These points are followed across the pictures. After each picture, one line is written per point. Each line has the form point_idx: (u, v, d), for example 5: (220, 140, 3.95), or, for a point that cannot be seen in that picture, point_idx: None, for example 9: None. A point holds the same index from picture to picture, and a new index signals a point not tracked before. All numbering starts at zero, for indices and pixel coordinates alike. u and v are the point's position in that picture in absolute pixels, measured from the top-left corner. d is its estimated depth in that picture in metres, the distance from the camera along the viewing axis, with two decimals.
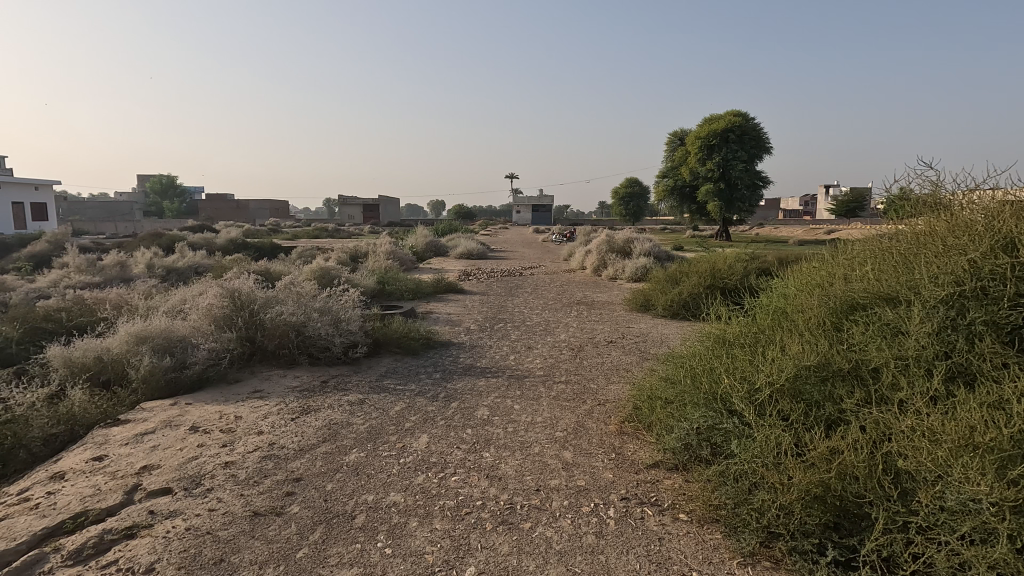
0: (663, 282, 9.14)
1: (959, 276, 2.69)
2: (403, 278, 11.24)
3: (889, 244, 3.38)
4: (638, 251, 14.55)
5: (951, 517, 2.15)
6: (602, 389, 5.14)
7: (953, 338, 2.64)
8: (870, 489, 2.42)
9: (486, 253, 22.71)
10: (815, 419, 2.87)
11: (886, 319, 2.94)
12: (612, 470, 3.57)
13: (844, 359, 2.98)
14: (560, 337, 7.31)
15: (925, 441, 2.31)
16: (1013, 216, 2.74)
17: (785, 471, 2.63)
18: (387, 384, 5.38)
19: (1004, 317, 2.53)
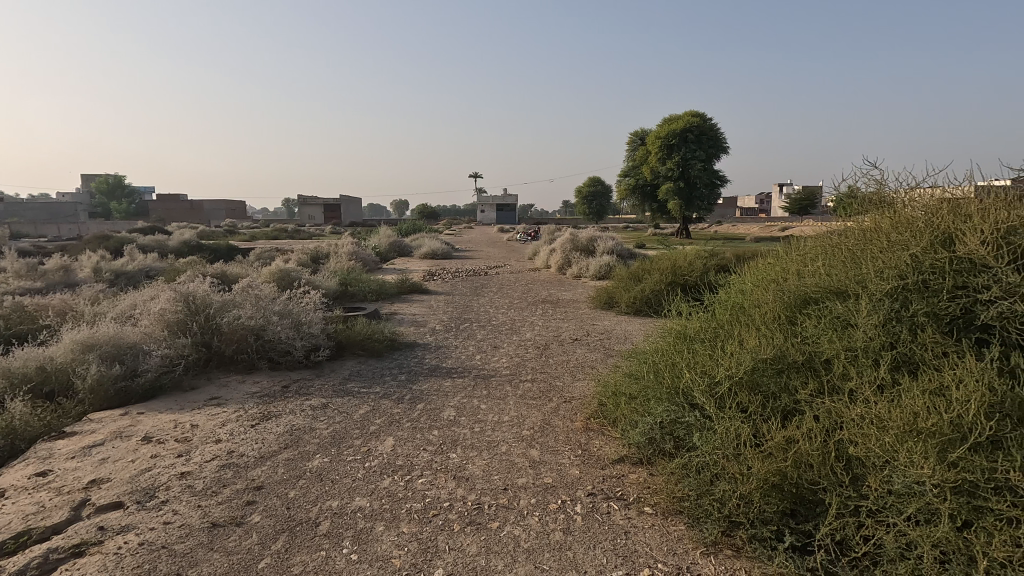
0: (627, 279, 9.30)
1: (902, 270, 2.83)
2: (366, 279, 11.08)
3: (838, 240, 3.52)
4: (602, 249, 14.74)
5: (898, 500, 2.26)
6: (567, 386, 5.19)
7: (897, 329, 2.77)
8: (824, 476, 2.53)
9: (451, 253, 22.61)
10: (772, 410, 2.97)
11: (836, 313, 3.07)
12: (578, 467, 3.60)
13: (798, 352, 3.09)
14: (526, 336, 7.33)
15: (874, 428, 2.42)
16: (950, 213, 2.90)
17: (744, 461, 2.72)
18: (351, 388, 5.29)
19: (944, 309, 2.66)
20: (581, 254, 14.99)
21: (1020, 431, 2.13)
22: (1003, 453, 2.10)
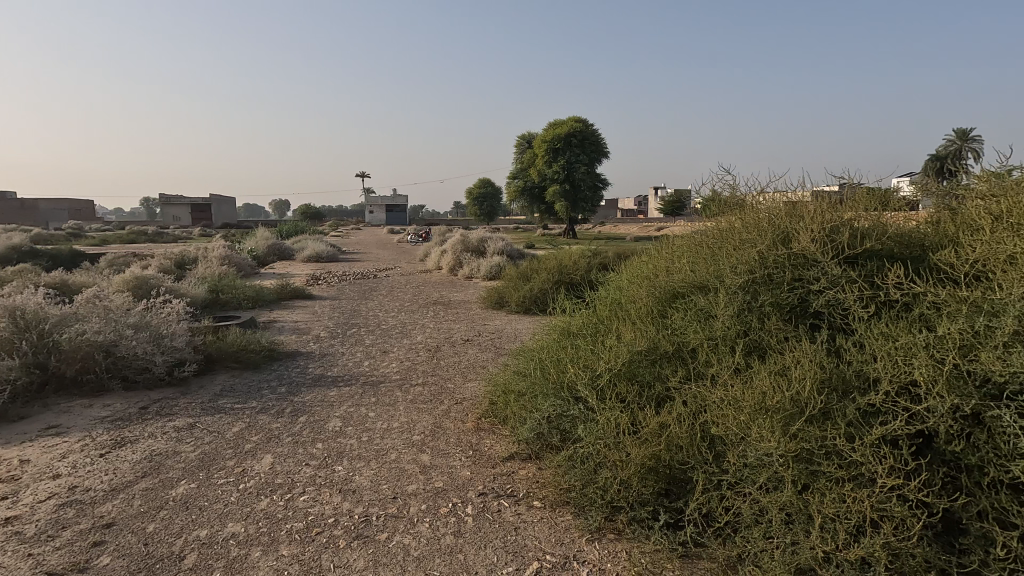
0: (516, 279, 9.50)
1: (751, 265, 3.16)
2: (241, 285, 10.24)
3: (700, 239, 3.86)
4: (492, 250, 14.94)
5: (752, 471, 2.53)
6: (459, 388, 5.17)
7: (749, 318, 3.10)
8: (692, 456, 2.76)
9: (336, 256, 21.63)
10: (647, 398, 3.19)
11: (699, 305, 3.36)
12: (469, 467, 3.60)
13: (668, 343, 3.34)
14: (417, 339, 7.21)
15: (731, 408, 2.68)
16: (787, 215, 3.29)
17: (623, 448, 2.89)
18: (222, 404, 4.85)
19: (786, 299, 3.01)
20: (472, 254, 15.07)
21: (843, 402, 2.47)
22: (831, 422, 2.42)
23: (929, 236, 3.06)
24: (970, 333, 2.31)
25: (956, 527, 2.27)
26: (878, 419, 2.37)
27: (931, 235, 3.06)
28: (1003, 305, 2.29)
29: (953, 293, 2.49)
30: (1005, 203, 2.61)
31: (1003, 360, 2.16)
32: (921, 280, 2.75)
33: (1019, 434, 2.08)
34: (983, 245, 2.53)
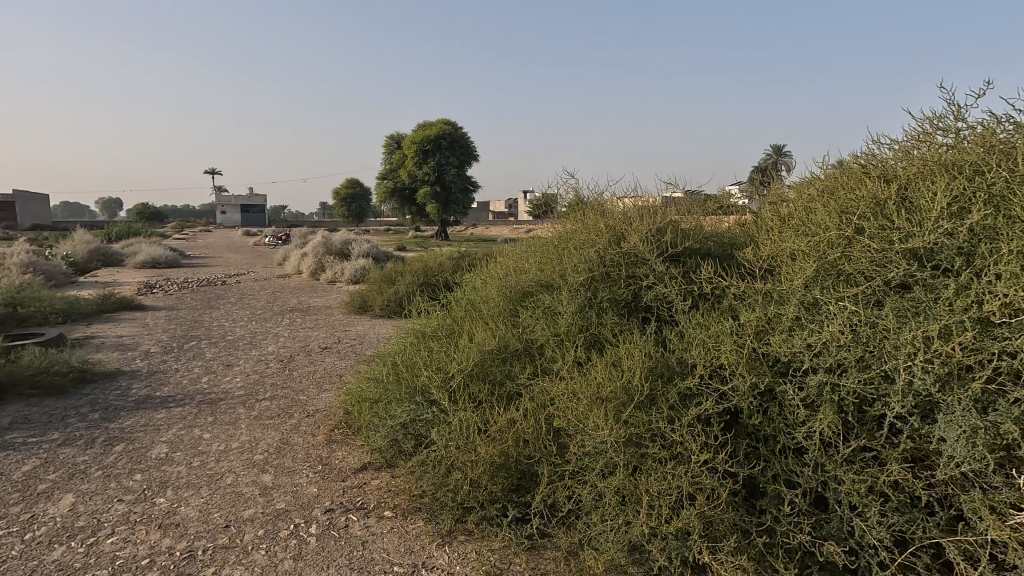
0: (380, 282, 9.21)
1: (591, 264, 3.34)
2: (49, 296, 8.71)
3: (548, 239, 4.00)
4: (357, 252, 14.37)
5: (590, 459, 2.67)
6: (311, 399, 4.86)
7: (589, 314, 3.27)
8: (538, 450, 2.85)
9: (178, 260, 19.35)
10: (498, 397, 3.23)
11: (546, 303, 3.47)
12: (317, 483, 3.38)
13: (518, 341, 3.42)
14: (268, 349, 6.66)
15: (571, 401, 2.80)
16: (622, 217, 3.53)
17: (473, 449, 2.90)
18: (10, 440, 4.05)
19: (621, 295, 3.23)
20: (335, 257, 14.36)
21: (667, 387, 2.69)
22: (657, 407, 2.63)
23: (737, 236, 3.48)
24: (764, 321, 2.68)
25: (757, 490, 2.56)
26: (694, 401, 2.62)
27: (739, 236, 3.48)
28: (788, 295, 2.68)
29: (752, 287, 2.86)
30: (791, 209, 3.07)
31: (787, 343, 2.52)
32: (729, 275, 3.10)
33: (800, 405, 2.42)
34: (774, 244, 2.93)
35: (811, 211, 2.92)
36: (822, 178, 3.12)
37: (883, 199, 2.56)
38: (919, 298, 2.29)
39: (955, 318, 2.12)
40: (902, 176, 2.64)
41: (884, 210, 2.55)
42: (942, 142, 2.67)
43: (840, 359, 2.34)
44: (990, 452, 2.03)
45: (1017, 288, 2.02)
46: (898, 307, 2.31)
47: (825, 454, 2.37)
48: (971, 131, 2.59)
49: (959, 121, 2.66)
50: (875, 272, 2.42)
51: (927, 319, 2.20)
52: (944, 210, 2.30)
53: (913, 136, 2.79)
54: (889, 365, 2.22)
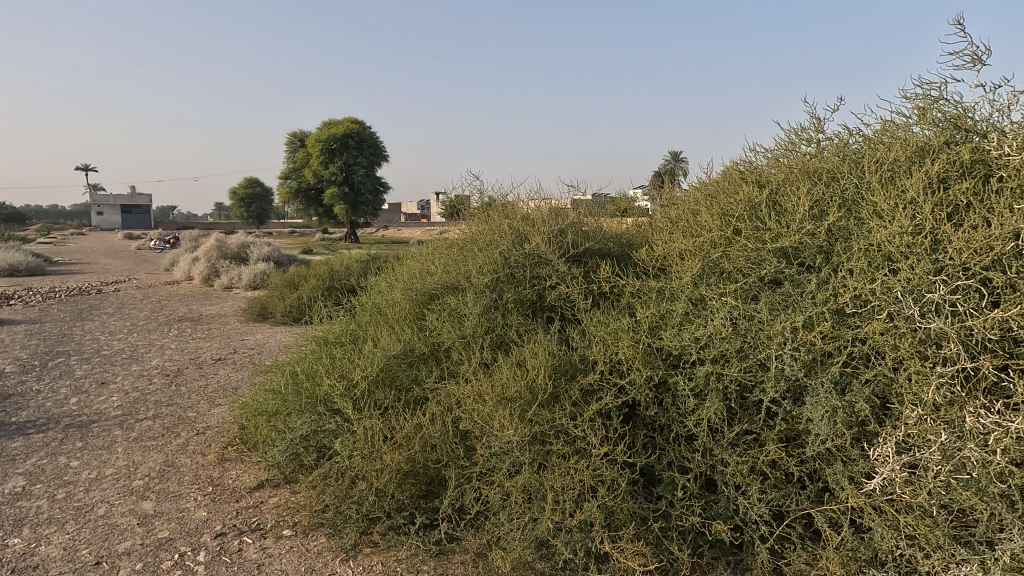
0: (281, 287, 8.72)
1: (496, 265, 3.36)
2: None
3: (453, 241, 3.97)
4: (256, 256, 13.51)
5: (497, 460, 2.68)
6: (201, 416, 4.49)
7: (495, 315, 3.28)
8: (445, 454, 2.83)
9: (43, 267, 17.17)
10: (405, 402, 3.16)
11: (452, 305, 3.45)
12: (206, 507, 3.13)
13: (424, 344, 3.36)
14: (151, 363, 6.08)
15: (478, 402, 2.79)
16: (526, 218, 3.58)
17: (378, 458, 2.82)
18: None
19: (526, 295, 3.27)
20: (232, 262, 13.41)
21: (569, 384, 2.76)
22: (560, 404, 2.69)
23: (634, 237, 3.65)
24: (657, 317, 2.83)
25: (654, 478, 2.69)
26: (595, 396, 2.71)
27: (635, 236, 3.65)
28: (678, 292, 2.85)
29: (647, 285, 3.01)
30: (681, 212, 3.27)
31: (678, 337, 2.68)
32: (626, 274, 3.25)
33: (689, 395, 2.58)
34: (666, 244, 3.11)
35: (698, 213, 3.13)
36: (707, 182, 3.35)
37: (758, 202, 2.80)
38: (788, 292, 2.52)
39: (817, 309, 2.35)
40: (774, 182, 2.90)
41: (758, 212, 2.78)
42: (806, 151, 2.96)
43: (723, 350, 2.53)
44: (848, 428, 2.27)
45: (865, 281, 2.29)
46: (771, 301, 2.53)
47: (713, 439, 2.54)
48: (829, 142, 2.90)
49: (819, 133, 2.97)
50: (751, 269, 2.63)
51: (794, 311, 2.43)
52: (806, 212, 2.56)
53: (782, 145, 3.07)
54: (764, 354, 2.43)
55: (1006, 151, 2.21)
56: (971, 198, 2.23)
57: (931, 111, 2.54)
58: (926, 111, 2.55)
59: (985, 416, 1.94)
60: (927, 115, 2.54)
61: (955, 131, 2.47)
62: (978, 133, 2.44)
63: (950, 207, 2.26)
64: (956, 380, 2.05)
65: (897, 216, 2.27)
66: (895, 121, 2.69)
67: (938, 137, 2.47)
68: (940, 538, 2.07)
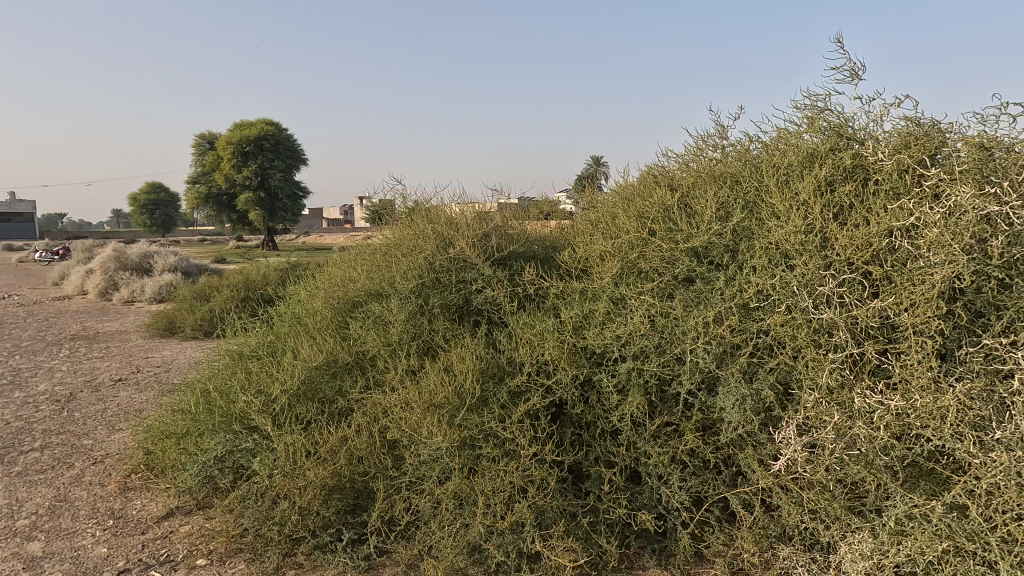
0: (190, 299, 8.14)
1: (420, 271, 3.31)
2: None
3: (376, 246, 3.87)
4: (161, 266, 12.54)
5: (426, 467, 2.65)
6: (99, 443, 4.09)
7: (421, 321, 3.23)
8: (373, 465, 2.76)
9: None
10: (328, 415, 3.05)
11: (376, 313, 3.36)
12: (106, 543, 2.86)
13: (348, 354, 3.26)
14: (37, 388, 5.47)
15: (405, 410, 2.74)
16: (450, 222, 3.56)
17: (302, 474, 2.71)
18: None
19: (452, 300, 3.25)
20: (133, 274, 12.35)
21: (497, 387, 2.77)
22: (488, 407, 2.68)
23: (557, 239, 3.72)
24: (581, 317, 2.90)
25: (582, 474, 2.75)
26: (523, 397, 2.73)
27: (559, 239, 3.73)
28: (600, 292, 2.94)
29: (570, 286, 3.09)
30: (601, 215, 3.38)
31: (600, 336, 2.76)
32: (551, 275, 3.31)
33: (614, 391, 2.67)
34: (587, 246, 3.20)
35: (616, 215, 3.24)
36: (625, 186, 3.48)
37: (671, 204, 2.94)
38: (700, 289, 2.67)
39: (725, 305, 2.51)
40: (685, 185, 3.06)
41: (670, 214, 2.93)
42: (712, 156, 3.15)
43: (642, 347, 2.63)
44: (756, 414, 2.44)
45: (767, 277, 2.47)
46: (685, 298, 2.67)
47: (636, 432, 2.64)
48: (732, 147, 3.10)
49: (723, 139, 3.17)
50: (666, 268, 2.77)
51: (706, 306, 2.58)
52: (713, 214, 2.72)
53: (691, 151, 3.25)
54: (680, 349, 2.56)
55: (881, 157, 2.46)
56: (853, 199, 2.46)
57: (818, 120, 2.78)
58: (814, 120, 2.78)
59: (870, 396, 2.14)
60: (815, 123, 2.77)
61: (839, 139, 2.72)
62: (857, 140, 2.69)
63: (836, 208, 2.48)
64: (846, 364, 2.26)
65: (792, 216, 2.46)
66: (788, 129, 2.92)
67: (825, 144, 2.71)
68: (837, 510, 2.27)
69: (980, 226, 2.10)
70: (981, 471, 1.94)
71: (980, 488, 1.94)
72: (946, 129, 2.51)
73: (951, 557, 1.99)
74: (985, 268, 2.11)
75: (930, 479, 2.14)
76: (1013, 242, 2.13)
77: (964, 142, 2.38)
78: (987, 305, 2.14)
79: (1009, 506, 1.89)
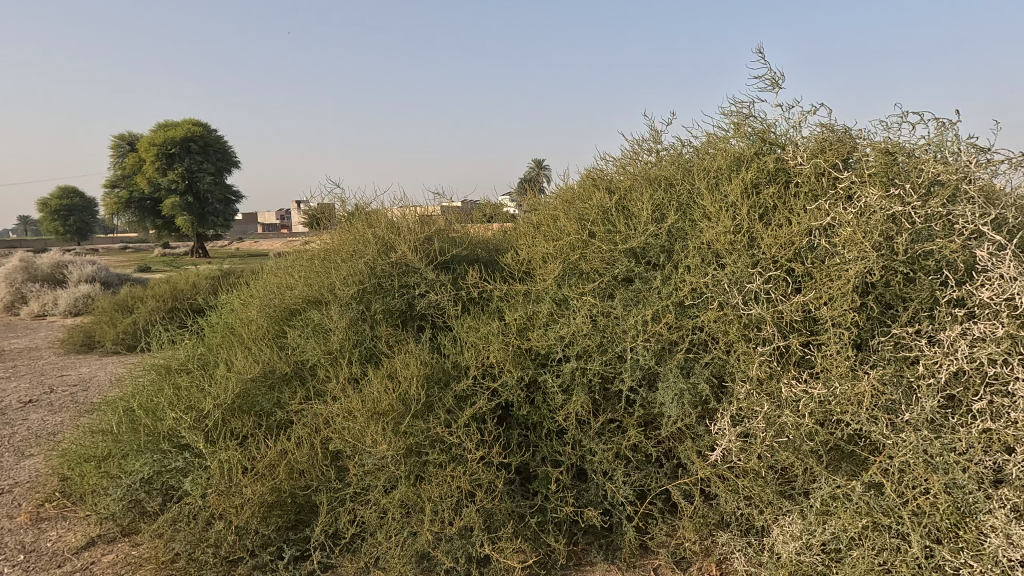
0: (110, 312, 7.59)
1: (361, 276, 3.24)
2: None
3: (313, 251, 3.75)
4: (77, 277, 11.63)
5: (372, 477, 2.59)
6: (6, 472, 3.74)
7: (363, 328, 3.16)
8: (315, 478, 2.68)
9: None
10: (266, 428, 2.92)
11: (315, 320, 3.26)
12: None
13: (286, 364, 3.14)
14: None
15: (347, 419, 2.66)
16: (391, 225, 3.49)
17: (239, 492, 2.59)
18: None
19: (395, 305, 3.20)
20: (43, 285, 11.37)
21: (443, 392, 2.74)
22: (434, 412, 2.65)
23: (500, 242, 3.74)
24: (526, 319, 2.93)
25: (529, 475, 2.77)
26: (469, 401, 2.72)
27: (502, 242, 3.74)
28: (543, 294, 2.98)
29: (514, 288, 3.11)
30: (542, 217, 3.42)
31: (544, 336, 2.80)
32: (494, 278, 3.32)
33: (558, 391, 2.71)
34: (530, 248, 3.23)
35: (558, 217, 3.29)
36: (566, 189, 3.54)
37: (609, 206, 3.02)
38: (639, 288, 2.76)
39: (662, 303, 2.60)
40: (622, 188, 3.15)
41: (609, 216, 3.00)
42: (648, 160, 3.26)
43: (585, 346, 2.69)
44: (693, 408, 2.53)
45: (700, 276, 2.58)
46: (625, 298, 2.75)
47: (581, 430, 2.68)
48: (666, 151, 3.22)
49: (657, 143, 3.28)
50: (606, 269, 2.84)
51: (645, 305, 2.66)
52: (649, 216, 2.82)
53: (628, 154, 3.34)
54: (621, 347, 2.63)
55: (799, 161, 2.63)
56: (776, 201, 2.61)
57: (744, 126, 2.93)
58: (740, 126, 2.93)
59: (795, 385, 2.28)
60: (741, 129, 2.92)
61: (763, 144, 2.88)
62: (779, 146, 2.86)
63: (762, 209, 2.62)
64: (773, 357, 2.39)
65: (721, 217, 2.58)
66: (717, 135, 3.06)
67: (750, 149, 2.87)
68: (769, 494, 2.40)
69: (886, 225, 2.28)
70: (894, 451, 2.11)
71: (894, 466, 2.10)
72: (856, 136, 2.71)
73: (870, 532, 2.14)
74: (892, 263, 2.29)
75: (850, 461, 2.30)
76: (915, 239, 2.32)
77: (872, 148, 2.58)
78: (895, 297, 2.33)
79: (918, 482, 2.06)
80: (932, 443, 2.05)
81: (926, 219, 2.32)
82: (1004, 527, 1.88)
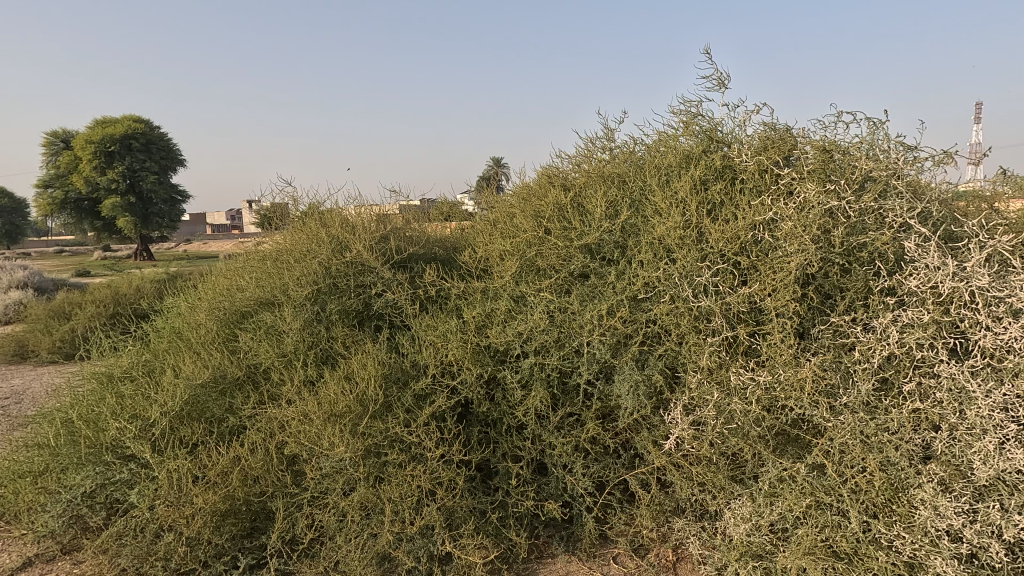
0: (45, 318, 7.16)
1: (315, 277, 3.17)
2: None
3: (265, 252, 3.65)
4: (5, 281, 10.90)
5: (330, 480, 2.55)
6: None
7: (318, 330, 3.10)
8: (272, 484, 2.63)
9: None
10: (217, 435, 2.84)
11: (268, 323, 3.18)
12: None
13: (237, 368, 3.05)
14: None
15: (303, 422, 2.61)
16: (345, 224, 3.42)
17: (190, 502, 2.51)
18: None
19: (351, 305, 3.15)
20: None
21: (401, 391, 2.72)
22: (393, 413, 2.63)
23: (458, 240, 3.73)
24: (483, 316, 2.93)
25: (490, 471, 2.78)
26: (428, 400, 2.71)
27: (459, 240, 3.73)
28: (501, 291, 3.00)
29: (471, 286, 3.11)
30: (499, 215, 3.44)
31: (502, 333, 2.81)
32: (452, 276, 3.31)
33: (517, 386, 2.73)
34: (487, 246, 3.24)
35: (514, 214, 3.31)
36: (523, 186, 3.55)
37: (564, 203, 3.06)
38: (594, 283, 2.81)
39: (617, 297, 2.66)
40: (577, 184, 3.20)
41: (564, 212, 3.05)
42: (601, 158, 3.32)
43: (543, 342, 2.72)
44: (648, 399, 2.60)
45: (652, 270, 2.65)
46: (581, 293, 2.79)
47: (541, 424, 2.72)
48: (618, 149, 3.29)
49: (611, 142, 3.34)
50: (562, 265, 2.88)
51: (600, 300, 2.71)
52: (603, 213, 2.87)
53: (582, 152, 3.40)
54: (578, 341, 2.67)
55: (744, 158, 2.73)
56: (723, 196, 2.71)
57: (692, 124, 3.02)
58: (689, 125, 3.03)
59: (743, 373, 2.37)
60: (690, 128, 3.01)
61: (710, 142, 2.98)
62: (726, 144, 2.96)
63: (710, 205, 2.72)
64: (722, 347, 2.48)
65: (672, 213, 2.66)
66: (667, 133, 3.14)
67: (698, 147, 2.96)
68: (721, 479, 2.50)
69: (824, 219, 2.40)
70: (834, 433, 2.23)
71: (833, 447, 2.23)
72: (797, 134, 2.83)
73: (814, 511, 2.24)
74: (830, 255, 2.41)
75: (795, 445, 2.41)
76: (851, 232, 2.45)
77: (811, 146, 2.71)
78: (833, 288, 2.46)
79: (855, 461, 2.18)
80: (868, 424, 2.19)
81: (860, 213, 2.45)
82: (932, 500, 2.01)
